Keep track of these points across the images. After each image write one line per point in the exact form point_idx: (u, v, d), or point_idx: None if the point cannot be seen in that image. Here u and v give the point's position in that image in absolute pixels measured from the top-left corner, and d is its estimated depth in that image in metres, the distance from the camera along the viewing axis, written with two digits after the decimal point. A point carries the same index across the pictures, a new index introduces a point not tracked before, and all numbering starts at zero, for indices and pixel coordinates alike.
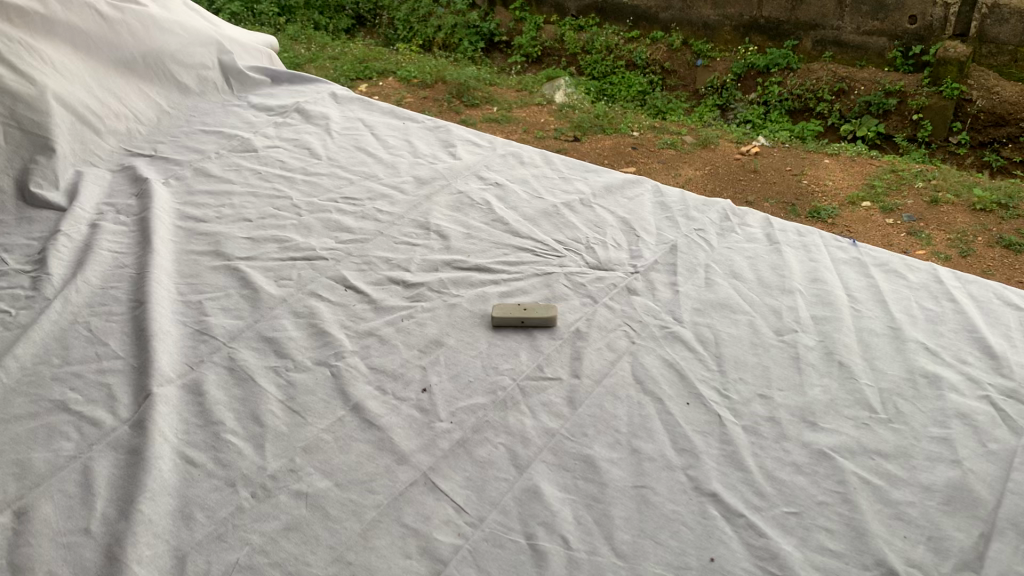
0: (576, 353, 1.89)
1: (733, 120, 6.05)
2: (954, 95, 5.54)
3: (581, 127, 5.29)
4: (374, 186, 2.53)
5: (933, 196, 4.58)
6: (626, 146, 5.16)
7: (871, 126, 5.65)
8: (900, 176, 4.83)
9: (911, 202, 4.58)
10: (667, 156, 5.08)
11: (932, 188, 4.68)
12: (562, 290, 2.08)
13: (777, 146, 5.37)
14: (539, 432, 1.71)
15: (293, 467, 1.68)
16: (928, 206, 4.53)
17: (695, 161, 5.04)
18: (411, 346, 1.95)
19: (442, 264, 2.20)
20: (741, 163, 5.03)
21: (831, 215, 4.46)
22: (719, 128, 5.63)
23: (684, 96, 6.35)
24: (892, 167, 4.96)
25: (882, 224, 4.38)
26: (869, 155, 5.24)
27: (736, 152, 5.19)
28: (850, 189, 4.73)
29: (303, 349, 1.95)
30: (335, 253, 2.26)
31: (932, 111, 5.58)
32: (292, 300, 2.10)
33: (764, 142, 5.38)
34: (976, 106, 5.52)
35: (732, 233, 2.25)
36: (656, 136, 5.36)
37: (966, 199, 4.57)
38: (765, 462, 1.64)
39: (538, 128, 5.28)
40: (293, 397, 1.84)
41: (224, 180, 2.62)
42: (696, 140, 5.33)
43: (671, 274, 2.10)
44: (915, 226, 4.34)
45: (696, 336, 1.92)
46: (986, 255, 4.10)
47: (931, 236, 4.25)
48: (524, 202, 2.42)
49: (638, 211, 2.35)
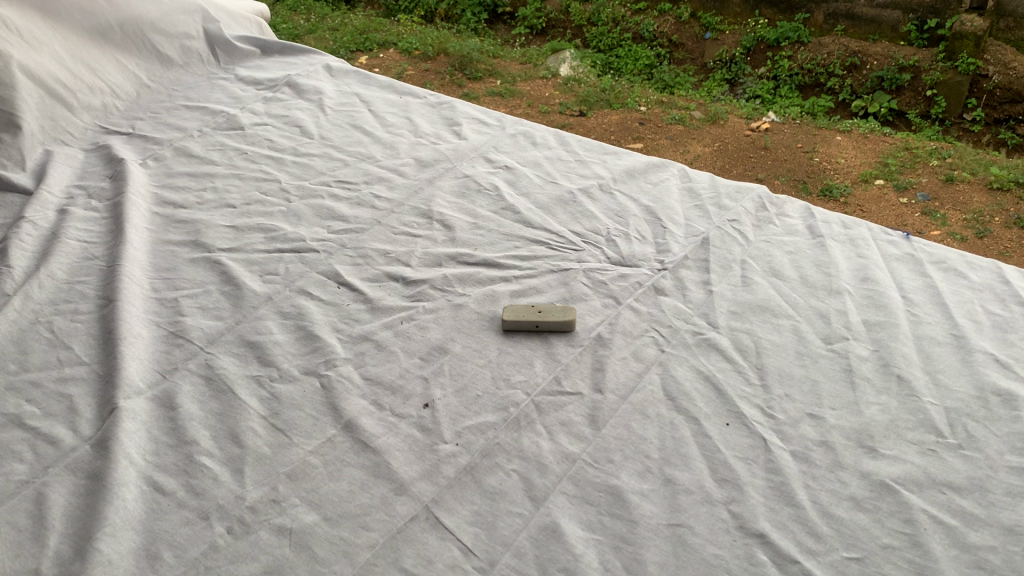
0: (599, 362, 1.67)
1: (742, 94, 5.73)
2: (970, 70, 5.26)
3: (587, 102, 5.03)
4: (371, 169, 2.29)
5: (949, 175, 4.33)
6: (634, 122, 4.90)
7: (884, 101, 5.36)
8: (914, 153, 4.58)
9: (926, 180, 4.33)
10: (676, 132, 4.82)
11: (947, 166, 4.43)
12: (580, 289, 1.85)
13: (787, 122, 5.07)
14: (558, 457, 1.49)
15: (276, 497, 1.46)
16: (944, 185, 4.29)
17: (704, 137, 4.78)
18: (411, 353, 1.73)
19: (447, 258, 1.97)
20: (752, 140, 4.76)
21: (842, 194, 4.21)
22: (729, 103, 5.36)
23: (693, 69, 6.06)
24: (907, 144, 4.70)
25: (896, 204, 4.14)
26: (882, 131, 4.94)
27: (747, 128, 4.93)
28: (863, 167, 4.47)
29: (290, 356, 1.73)
30: (328, 244, 2.03)
31: (947, 86, 5.30)
32: (279, 298, 1.88)
33: (774, 117, 5.08)
34: (992, 81, 5.24)
35: (769, 224, 2.02)
36: (664, 111, 5.07)
37: (983, 177, 4.32)
38: (819, 496, 1.42)
39: (544, 103, 5.02)
40: (277, 413, 1.62)
41: (206, 160, 2.39)
42: (706, 115, 5.05)
43: (703, 272, 1.87)
44: (929, 205, 4.09)
45: (734, 344, 1.70)
46: (1004, 236, 3.86)
47: (947, 216, 4.01)
48: (536, 187, 2.19)
49: (664, 199, 2.12)
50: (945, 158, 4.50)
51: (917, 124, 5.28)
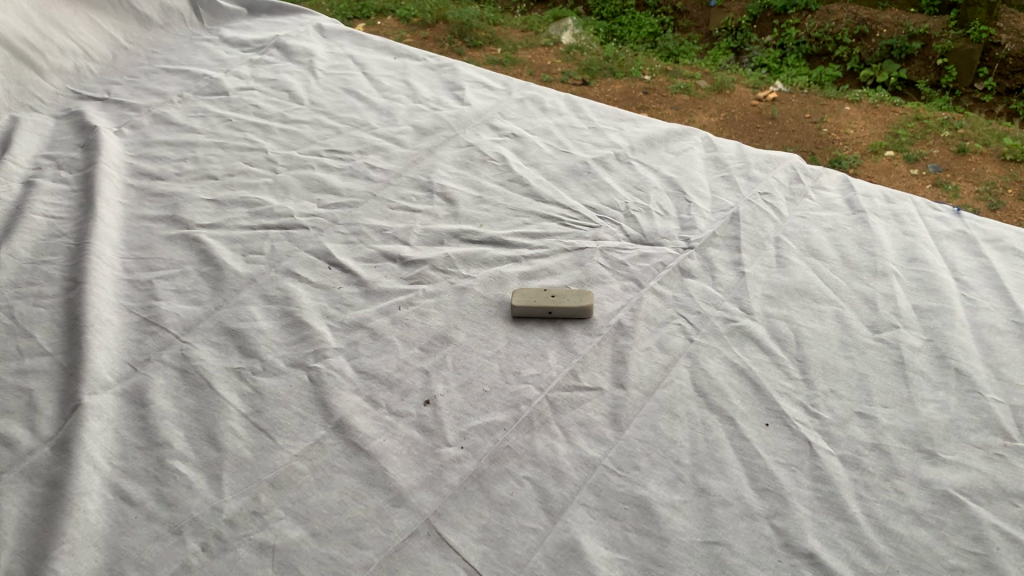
0: (620, 354, 1.49)
1: (748, 64, 5.08)
2: (983, 37, 4.62)
3: (590, 70, 4.77)
4: (365, 137, 2.10)
5: (960, 146, 4.00)
6: (637, 90, 4.61)
7: (893, 71, 4.70)
8: (924, 121, 4.23)
9: (937, 150, 4.00)
10: (681, 101, 4.52)
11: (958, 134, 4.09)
12: (598, 271, 1.67)
13: (794, 92, 4.63)
14: (576, 463, 1.32)
15: (257, 508, 1.29)
16: (956, 155, 3.96)
17: (709, 107, 4.47)
18: (410, 342, 1.55)
19: (449, 235, 1.79)
20: (759, 109, 4.42)
21: (849, 165, 3.89)
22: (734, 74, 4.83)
23: (697, 37, 5.41)
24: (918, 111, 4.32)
25: (906, 175, 3.83)
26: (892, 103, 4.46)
27: (753, 97, 4.57)
28: (873, 137, 4.13)
29: (276, 345, 1.56)
30: (318, 220, 1.84)
31: (957, 56, 4.63)
32: (263, 281, 1.70)
33: (783, 87, 4.66)
34: (1005, 50, 4.62)
35: (804, 199, 1.83)
36: (668, 80, 4.76)
37: (996, 148, 3.99)
38: (874, 509, 1.25)
39: (546, 72, 4.80)
40: (261, 410, 1.44)
41: (186, 128, 2.19)
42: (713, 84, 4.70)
43: (733, 252, 1.69)
44: (941, 178, 3.78)
45: (770, 334, 1.52)
46: (1019, 210, 3.57)
47: (959, 188, 3.71)
48: (546, 158, 2.00)
49: (688, 169, 1.94)
50: (956, 125, 4.15)
51: (926, 95, 4.63)
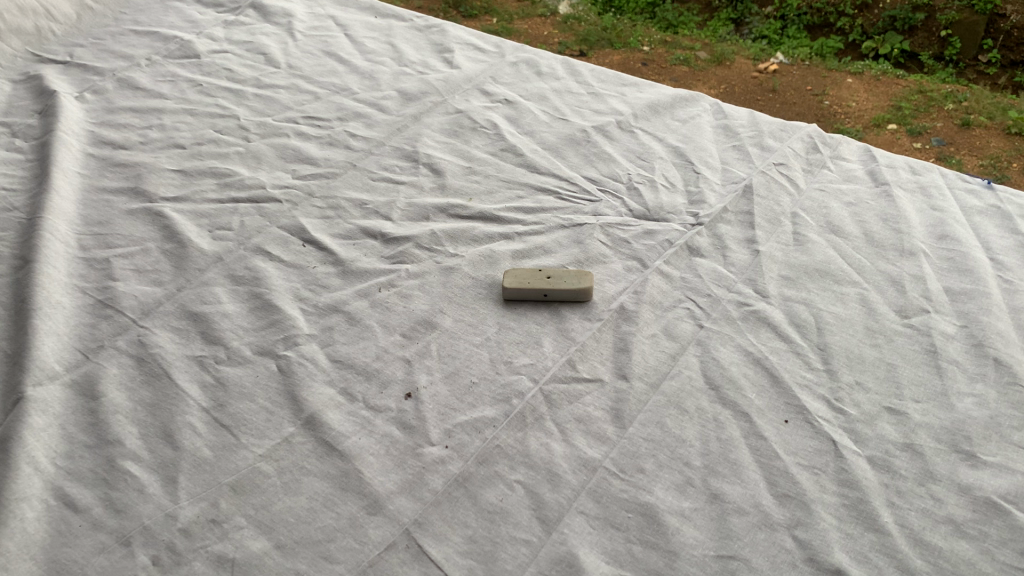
0: (622, 341, 1.35)
1: (748, 35, 4.52)
2: (988, 8, 4.10)
3: (587, 41, 4.39)
4: (345, 103, 1.94)
5: (967, 115, 3.66)
6: (633, 61, 4.22)
7: (897, 43, 4.20)
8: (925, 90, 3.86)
9: (941, 124, 3.63)
10: (679, 74, 4.13)
11: (962, 101, 3.74)
12: (598, 250, 1.52)
13: (795, 63, 4.18)
14: (574, 465, 1.18)
15: (216, 516, 1.15)
16: (960, 129, 3.60)
17: (709, 80, 4.07)
18: (390, 328, 1.40)
19: (436, 210, 1.64)
20: (759, 80, 4.05)
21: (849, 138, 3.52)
22: (734, 45, 4.36)
23: (696, 9, 4.76)
24: (919, 80, 3.94)
25: (908, 149, 3.48)
26: (896, 75, 4.02)
27: (753, 69, 4.15)
28: (874, 108, 3.78)
29: (243, 331, 1.41)
30: (293, 193, 1.69)
31: (962, 26, 4.12)
32: (230, 259, 1.55)
33: (781, 58, 4.20)
34: (1010, 22, 4.12)
35: (822, 170, 1.68)
36: (668, 52, 4.34)
37: (1000, 121, 3.62)
38: (908, 518, 1.11)
39: (541, 43, 4.43)
40: (224, 404, 1.30)
41: (154, 94, 2.02)
42: (713, 55, 4.27)
43: (747, 228, 1.54)
44: (947, 152, 3.44)
45: (788, 319, 1.38)
46: None
47: (964, 162, 3.38)
48: (542, 126, 1.84)
49: (695, 138, 1.78)
50: (960, 93, 3.80)
51: (931, 67, 4.16)
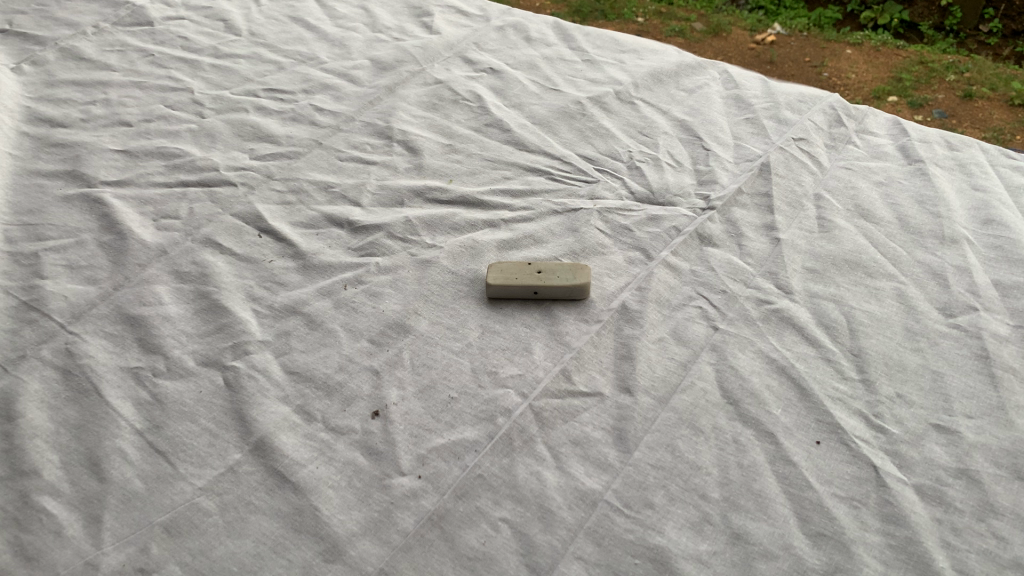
0: (625, 347, 1.16)
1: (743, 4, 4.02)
2: None
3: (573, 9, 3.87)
4: (312, 74, 1.74)
5: (968, 86, 3.26)
6: (627, 31, 3.69)
7: (895, 14, 3.64)
8: (927, 55, 3.46)
9: (942, 95, 3.23)
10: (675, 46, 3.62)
11: (963, 70, 3.34)
12: (595, 239, 1.34)
13: (793, 35, 3.70)
14: (569, 499, 1.00)
15: (145, 565, 0.96)
16: (961, 100, 3.21)
17: (706, 51, 3.60)
18: (356, 333, 1.21)
19: (411, 194, 1.45)
20: (756, 52, 3.59)
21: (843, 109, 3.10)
22: (731, 14, 3.88)
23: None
24: (918, 49, 3.51)
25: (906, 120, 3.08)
26: (897, 45, 3.55)
27: (751, 39, 3.69)
28: (870, 80, 3.36)
29: (187, 338, 1.22)
30: (249, 175, 1.49)
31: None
32: (176, 253, 1.35)
33: (778, 29, 3.73)
34: None
35: (847, 146, 1.49)
36: (663, 22, 3.82)
37: (1005, 91, 3.23)
38: (968, 563, 0.93)
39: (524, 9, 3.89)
40: (161, 425, 1.11)
41: (99, 64, 1.80)
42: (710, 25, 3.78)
43: (765, 212, 1.35)
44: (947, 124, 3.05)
45: (816, 319, 1.19)
46: None
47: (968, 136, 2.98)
48: (531, 98, 1.65)
49: (703, 109, 1.58)
50: (960, 62, 3.40)
51: (929, 39, 3.59)
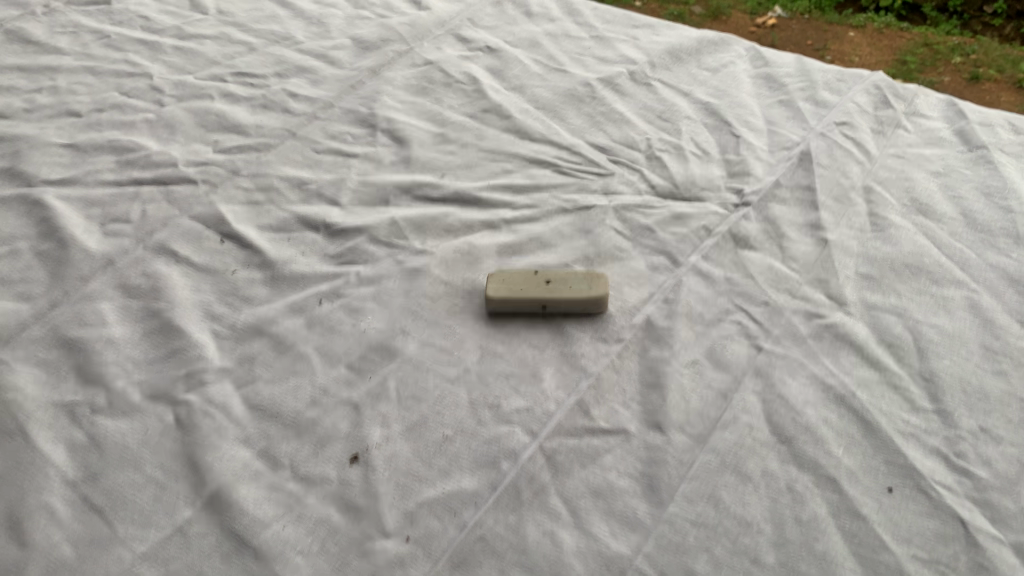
0: (652, 372, 0.97)
1: None
2: None
3: None
4: (286, 55, 1.54)
5: (974, 68, 2.76)
6: None
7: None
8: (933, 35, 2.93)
9: (947, 79, 2.72)
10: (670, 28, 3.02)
11: (969, 52, 2.82)
12: (611, 243, 1.15)
13: (795, 19, 3.11)
14: (592, 568, 0.81)
15: None
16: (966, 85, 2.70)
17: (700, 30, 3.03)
18: (333, 358, 1.02)
19: (397, 191, 1.26)
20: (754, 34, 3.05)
21: None
22: None
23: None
24: (922, 31, 2.96)
25: None
26: (898, 27, 2.99)
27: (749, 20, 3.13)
28: (870, 63, 2.84)
29: (133, 366, 1.03)
30: (212, 171, 1.30)
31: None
32: (124, 264, 1.16)
33: (778, 13, 3.13)
34: None
35: (896, 130, 1.30)
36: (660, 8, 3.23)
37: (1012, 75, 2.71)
38: None
39: None
40: (98, 475, 0.92)
41: (47, 48, 1.59)
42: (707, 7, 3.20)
43: (807, 209, 1.17)
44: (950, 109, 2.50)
45: (877, 337, 1.01)
46: None
47: None
48: (533, 79, 1.45)
49: (730, 91, 1.39)
50: (966, 43, 2.88)
51: (932, 21, 3.03)
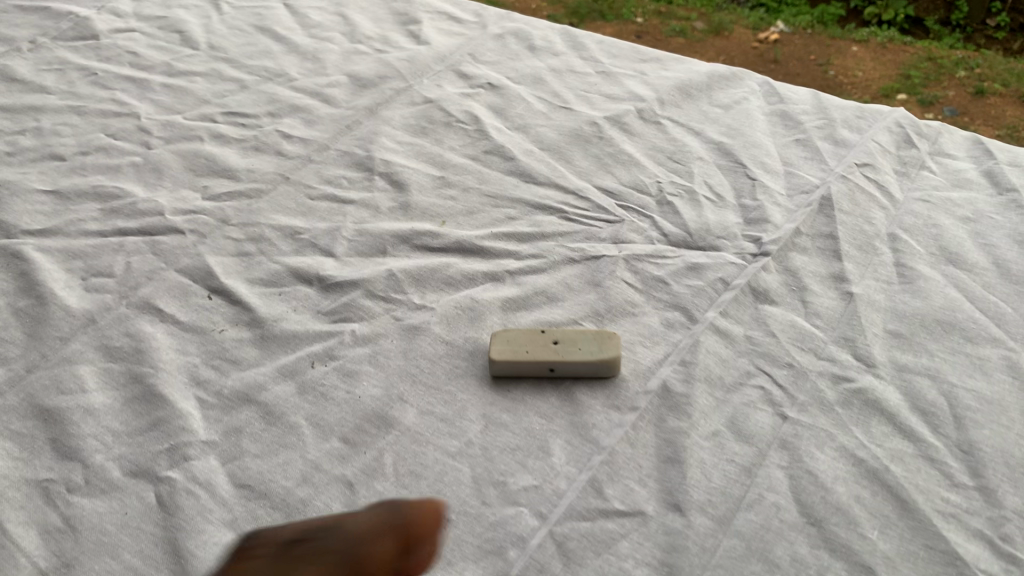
0: (669, 445, 0.91)
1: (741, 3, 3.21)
2: None
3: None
4: (280, 93, 1.48)
5: (977, 82, 2.61)
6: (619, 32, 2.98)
7: (900, 8, 2.94)
8: (937, 50, 2.78)
9: (952, 95, 2.57)
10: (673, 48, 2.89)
11: (972, 66, 2.68)
12: (623, 297, 1.08)
13: (797, 33, 2.96)
14: None
15: None
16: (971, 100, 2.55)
17: (699, 48, 2.90)
18: (326, 430, 0.96)
19: (395, 240, 1.19)
20: (757, 49, 2.89)
21: None
22: (730, 8, 3.13)
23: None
24: (926, 45, 2.81)
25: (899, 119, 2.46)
26: (901, 43, 2.85)
27: (751, 36, 2.96)
28: (872, 78, 2.67)
29: (112, 439, 0.96)
30: (201, 220, 1.24)
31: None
32: (106, 323, 1.09)
33: (781, 27, 2.98)
34: None
35: (921, 172, 1.23)
36: (661, 22, 3.08)
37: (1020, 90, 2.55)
38: None
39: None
40: (72, 564, 0.85)
41: (31, 86, 1.53)
42: (710, 23, 3.05)
43: (830, 259, 1.10)
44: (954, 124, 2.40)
45: (911, 402, 0.94)
46: None
47: None
48: (537, 118, 1.39)
49: (744, 129, 1.33)
50: (971, 58, 2.74)
51: (935, 35, 2.91)
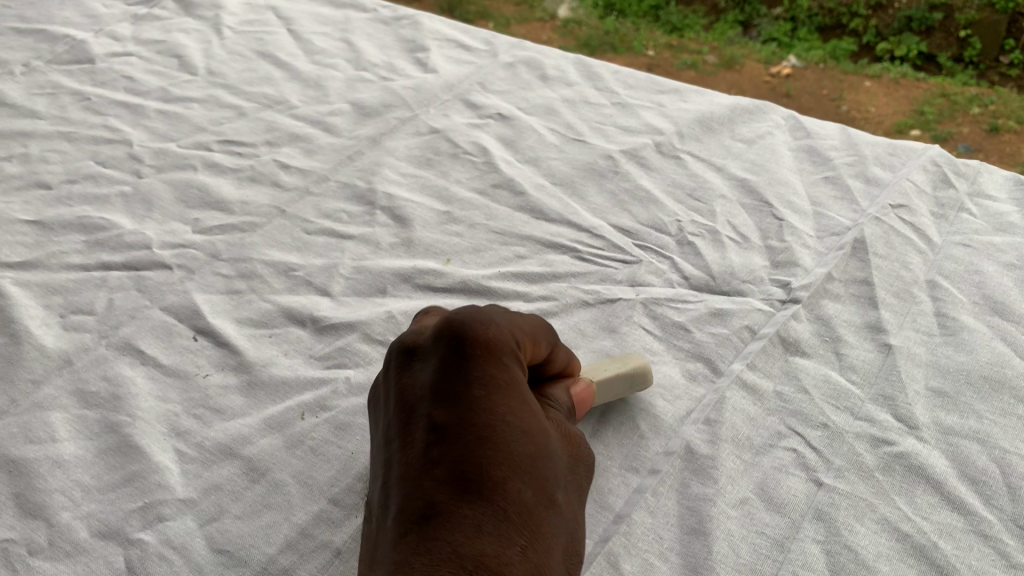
0: (693, 515, 0.82)
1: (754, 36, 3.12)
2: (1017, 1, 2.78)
3: (568, 24, 3.13)
4: (279, 122, 1.41)
5: (992, 118, 2.44)
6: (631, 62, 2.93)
7: (912, 44, 2.86)
8: (952, 87, 2.66)
9: (965, 130, 2.44)
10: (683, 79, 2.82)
11: (987, 102, 2.52)
12: (640, 346, 1.00)
13: (810, 68, 2.89)
14: None
15: None
16: (985, 136, 2.39)
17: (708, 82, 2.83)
18: (314, 490, 0.88)
19: (396, 279, 1.11)
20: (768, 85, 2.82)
21: None
22: (743, 40, 3.07)
23: (702, 10, 3.24)
24: (939, 82, 2.71)
25: None
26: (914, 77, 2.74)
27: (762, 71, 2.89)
28: (887, 114, 2.57)
29: (81, 494, 0.88)
30: (189, 255, 1.16)
31: (983, 25, 2.79)
32: (82, 364, 1.01)
33: (794, 62, 2.91)
34: None
35: (960, 215, 1.15)
36: (672, 53, 3.02)
37: None
38: None
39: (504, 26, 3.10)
40: None
41: (21, 110, 1.46)
42: (722, 55, 2.99)
43: (865, 308, 1.02)
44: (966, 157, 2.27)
45: (960, 469, 0.85)
46: None
47: None
48: (549, 151, 1.32)
49: (768, 165, 1.25)
50: (985, 95, 2.58)
51: (947, 71, 2.79)
